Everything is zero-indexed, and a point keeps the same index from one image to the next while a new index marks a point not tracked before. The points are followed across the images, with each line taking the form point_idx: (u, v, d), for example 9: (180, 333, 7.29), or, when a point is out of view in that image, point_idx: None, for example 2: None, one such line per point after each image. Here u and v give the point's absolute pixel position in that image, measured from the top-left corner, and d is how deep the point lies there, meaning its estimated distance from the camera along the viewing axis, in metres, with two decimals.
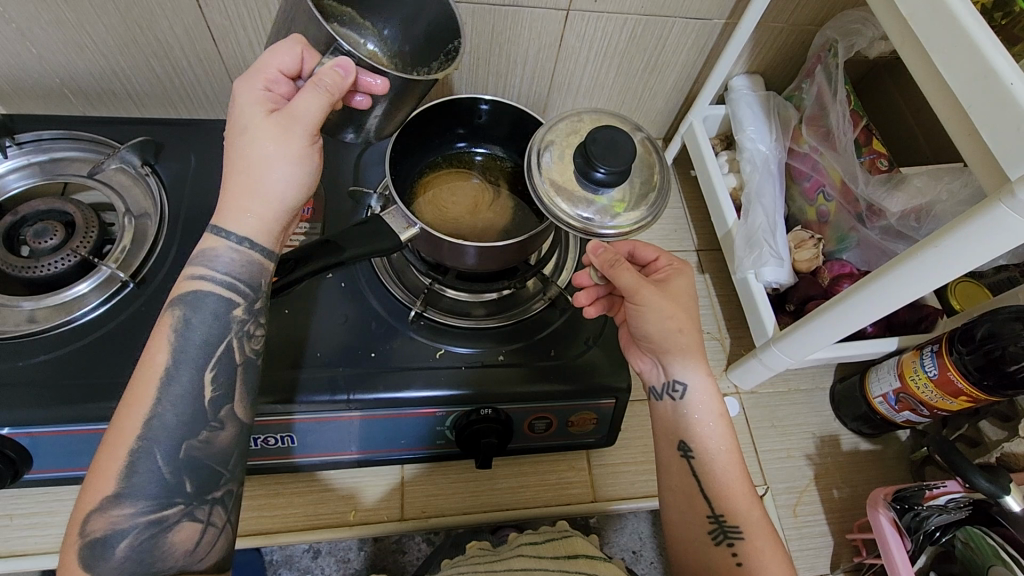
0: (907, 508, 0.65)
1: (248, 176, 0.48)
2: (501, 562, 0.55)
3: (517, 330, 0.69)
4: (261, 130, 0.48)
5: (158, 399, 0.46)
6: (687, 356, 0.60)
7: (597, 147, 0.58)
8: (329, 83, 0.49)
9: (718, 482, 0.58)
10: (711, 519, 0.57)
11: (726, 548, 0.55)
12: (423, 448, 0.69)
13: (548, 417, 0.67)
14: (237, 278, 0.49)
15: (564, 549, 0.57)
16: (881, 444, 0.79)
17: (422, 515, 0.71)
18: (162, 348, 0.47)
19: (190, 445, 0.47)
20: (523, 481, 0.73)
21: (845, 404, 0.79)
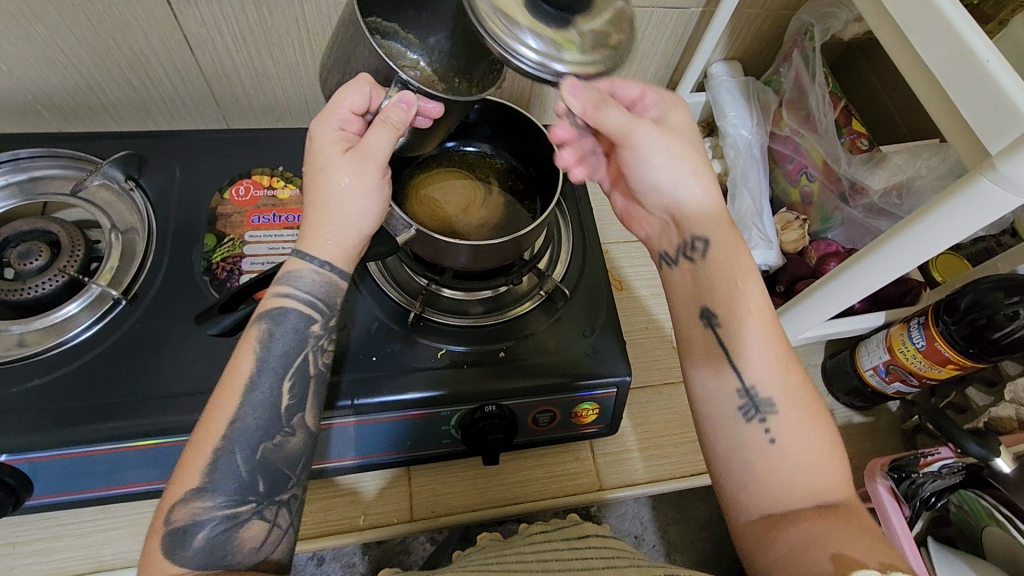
0: (904, 476, 0.67)
1: (333, 209, 0.51)
2: (513, 547, 0.57)
3: (514, 326, 0.69)
4: (342, 172, 0.50)
5: (242, 402, 0.47)
6: (697, 209, 0.56)
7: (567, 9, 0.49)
8: (395, 117, 0.50)
9: (747, 349, 0.52)
10: (740, 392, 0.51)
11: (759, 423, 0.50)
12: (429, 449, 0.69)
13: (552, 410, 0.68)
14: (318, 296, 0.52)
15: (573, 532, 0.58)
16: (874, 416, 0.81)
17: (432, 514, 0.71)
18: (249, 355, 0.49)
19: (265, 448, 0.47)
20: (529, 474, 0.74)
21: (836, 379, 0.81)
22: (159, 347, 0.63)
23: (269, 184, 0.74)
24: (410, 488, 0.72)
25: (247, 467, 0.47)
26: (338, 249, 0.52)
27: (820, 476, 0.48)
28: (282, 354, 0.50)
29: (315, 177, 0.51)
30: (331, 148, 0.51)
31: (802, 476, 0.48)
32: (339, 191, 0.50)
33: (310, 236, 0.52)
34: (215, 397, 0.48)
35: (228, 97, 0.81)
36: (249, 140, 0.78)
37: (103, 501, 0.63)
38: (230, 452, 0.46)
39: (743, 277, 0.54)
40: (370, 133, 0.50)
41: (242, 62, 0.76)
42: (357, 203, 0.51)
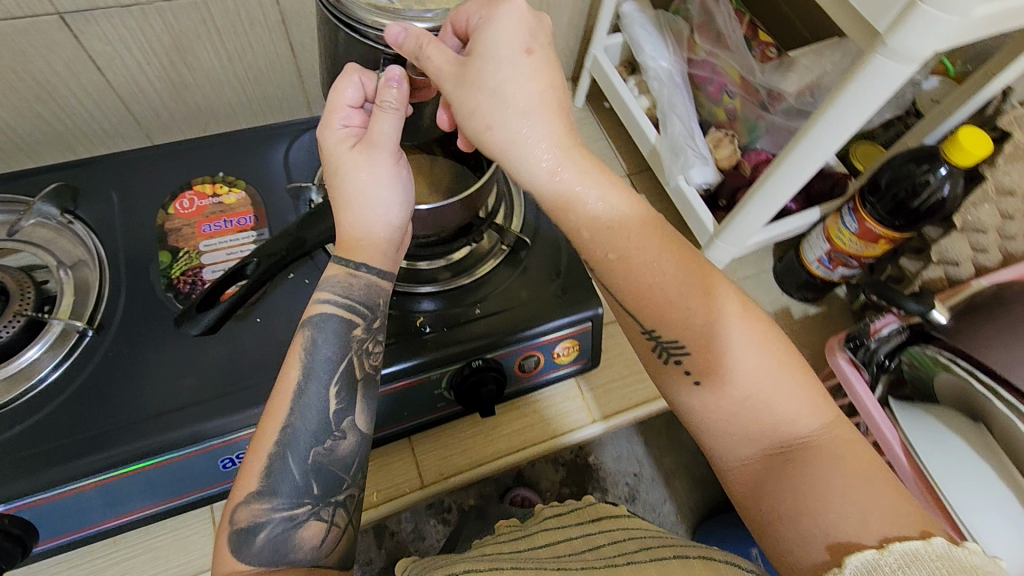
0: (860, 345, 0.74)
1: (358, 204, 0.54)
2: (528, 537, 0.58)
3: (486, 284, 0.72)
4: (360, 170, 0.53)
5: (293, 408, 0.52)
6: (522, 147, 0.48)
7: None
8: (392, 97, 0.51)
9: (649, 296, 0.50)
10: (647, 335, 0.51)
11: (676, 365, 0.50)
12: (425, 415, 0.72)
13: (536, 354, 0.71)
14: (356, 300, 0.56)
15: (586, 513, 0.61)
16: (826, 305, 0.89)
17: (440, 477, 0.73)
18: (296, 363, 0.53)
19: (316, 453, 0.52)
20: (522, 422, 0.77)
21: (787, 278, 0.88)
22: (137, 370, 0.62)
23: (213, 192, 0.74)
24: (414, 457, 0.75)
25: (301, 470, 0.51)
26: (368, 242, 0.56)
27: (779, 407, 0.48)
28: (325, 362, 0.54)
29: (336, 179, 0.55)
30: (342, 145, 0.54)
31: (742, 414, 0.48)
32: (363, 187, 0.53)
33: (347, 238, 0.56)
34: (273, 403, 0.53)
35: (148, 114, 0.79)
36: (180, 152, 0.77)
37: (115, 532, 0.63)
38: (282, 454, 0.51)
39: (617, 224, 0.50)
40: (374, 121, 0.53)
41: (156, 75, 0.74)
42: (379, 196, 0.54)
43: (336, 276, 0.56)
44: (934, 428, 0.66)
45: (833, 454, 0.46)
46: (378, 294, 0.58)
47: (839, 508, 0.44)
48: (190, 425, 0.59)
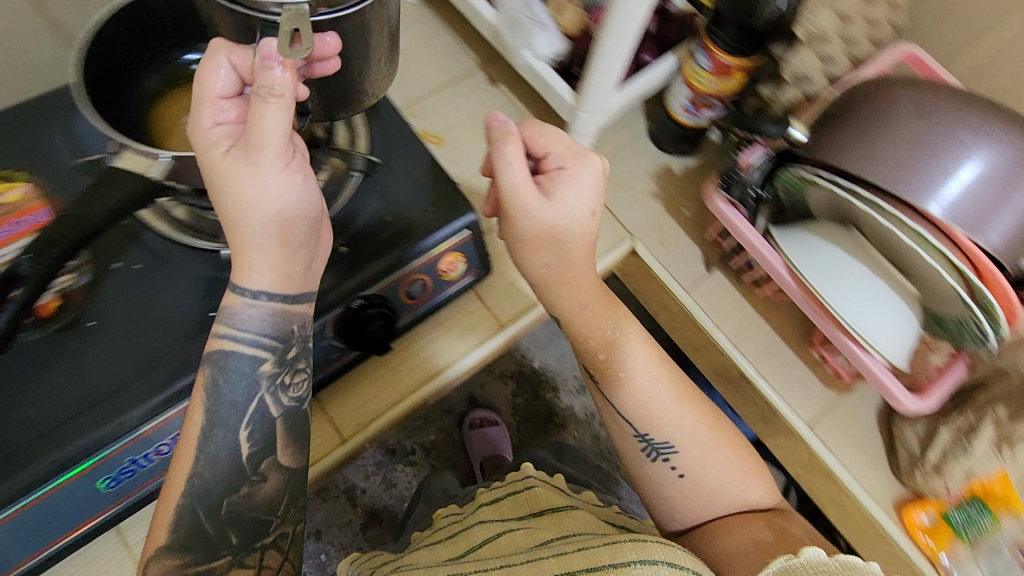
0: (732, 182, 0.71)
1: (245, 218, 0.48)
2: (466, 532, 0.63)
3: (347, 217, 0.65)
4: (238, 178, 0.47)
5: (200, 454, 0.53)
6: (567, 219, 0.56)
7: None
8: (269, 82, 0.44)
9: (612, 362, 0.61)
10: (640, 440, 0.62)
11: (662, 461, 0.61)
12: (323, 370, 0.67)
13: (420, 278, 0.67)
14: (268, 334, 0.54)
15: (529, 506, 0.65)
16: (703, 152, 0.89)
17: (359, 426, 0.70)
18: (198, 407, 0.53)
19: (229, 502, 0.54)
20: (431, 348, 0.74)
21: (662, 135, 0.87)
22: None
23: None
24: (328, 415, 0.70)
25: (213, 524, 0.54)
26: (274, 251, 0.51)
27: (732, 487, 0.62)
28: (234, 403, 0.53)
29: (217, 192, 0.48)
30: (214, 148, 0.48)
31: (720, 496, 0.62)
32: (249, 193, 0.47)
33: (240, 257, 0.51)
34: (176, 454, 0.53)
35: None
36: None
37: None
38: (190, 509, 0.53)
39: (567, 228, 0.56)
40: (257, 113, 0.45)
41: None
42: (273, 203, 0.48)
43: (232, 306, 0.53)
44: (813, 246, 0.67)
45: (783, 539, 0.56)
46: (290, 320, 0.54)
47: (733, 566, 0.54)
48: (47, 456, 0.53)
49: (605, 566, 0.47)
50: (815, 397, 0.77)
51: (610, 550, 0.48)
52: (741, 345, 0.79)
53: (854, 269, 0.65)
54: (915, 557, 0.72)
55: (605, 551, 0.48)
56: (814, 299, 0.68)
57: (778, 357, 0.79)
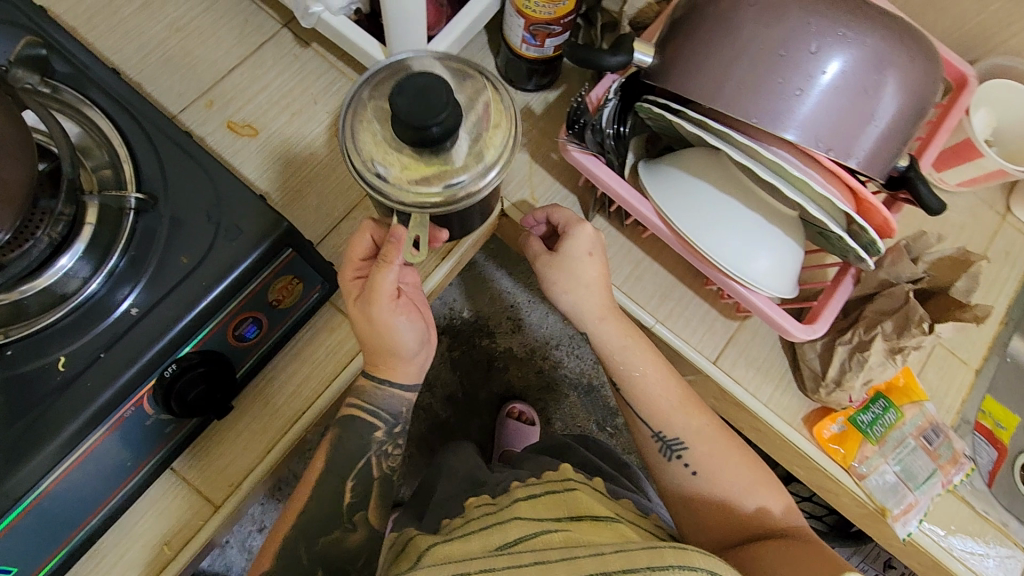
0: (584, 127, 0.63)
1: (380, 344, 0.59)
2: (499, 529, 0.57)
3: (133, 267, 0.53)
4: (375, 312, 0.56)
5: (310, 494, 0.63)
6: (575, 261, 0.65)
7: (400, 101, 0.42)
8: (390, 256, 0.54)
9: (648, 395, 0.69)
10: (655, 438, 0.68)
11: (678, 459, 0.67)
12: (164, 444, 0.58)
13: (253, 315, 0.58)
14: (395, 412, 0.64)
15: (566, 507, 0.59)
16: (564, 83, 0.78)
17: (233, 487, 0.62)
18: (321, 457, 0.64)
19: (325, 541, 0.62)
20: (297, 377, 0.65)
21: (512, 73, 0.75)
22: None
23: None
24: (191, 485, 0.61)
25: (308, 560, 0.61)
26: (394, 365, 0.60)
27: (737, 473, 0.65)
28: (348, 456, 0.64)
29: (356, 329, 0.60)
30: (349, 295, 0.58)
31: (732, 483, 0.65)
32: (384, 324, 0.57)
33: (387, 367, 0.62)
34: (302, 485, 0.64)
35: None
36: None
37: None
38: (300, 544, 0.61)
39: (628, 348, 0.69)
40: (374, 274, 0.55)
41: None
42: (401, 332, 0.58)
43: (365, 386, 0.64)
44: (683, 186, 0.60)
45: (822, 556, 0.57)
46: (402, 402, 0.64)
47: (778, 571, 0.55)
48: None
49: (642, 567, 0.45)
50: (715, 332, 0.74)
51: (649, 553, 0.46)
52: (634, 294, 0.74)
53: (725, 207, 0.59)
54: (828, 466, 0.73)
55: (644, 554, 0.47)
56: (690, 245, 0.62)
57: (673, 299, 0.74)
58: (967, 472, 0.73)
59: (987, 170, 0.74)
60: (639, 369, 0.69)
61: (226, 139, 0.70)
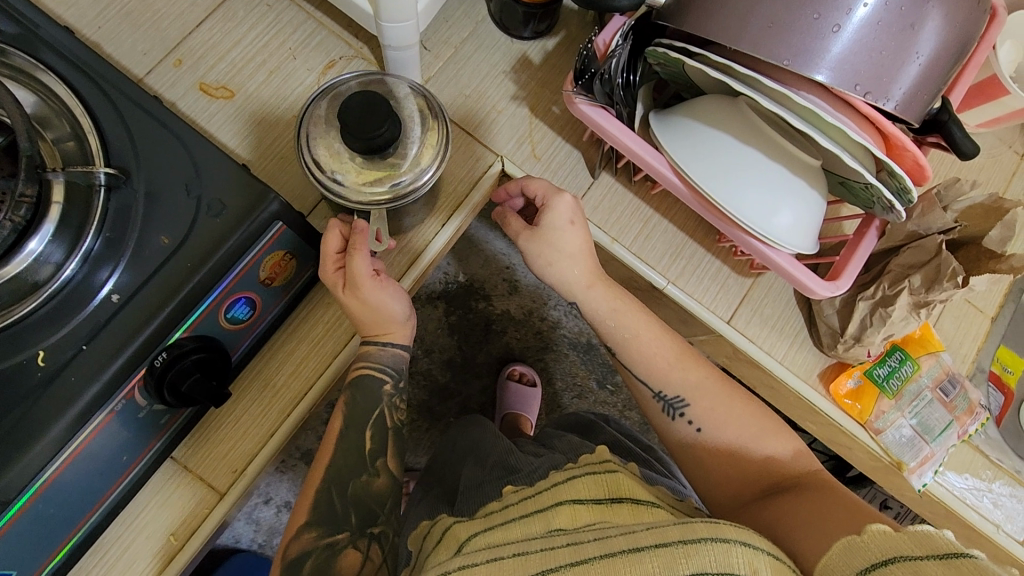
0: (592, 77, 0.57)
1: (376, 320, 0.59)
2: (543, 514, 0.55)
3: (108, 252, 0.49)
4: (368, 297, 0.57)
5: (327, 456, 0.61)
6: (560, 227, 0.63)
7: (350, 119, 0.49)
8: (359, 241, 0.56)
9: (645, 360, 0.67)
10: (657, 398, 0.67)
11: (682, 418, 0.66)
12: (160, 436, 0.54)
13: (246, 296, 0.54)
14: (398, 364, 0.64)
15: (607, 488, 0.57)
16: (563, 28, 0.72)
17: (237, 474, 0.59)
18: (337, 414, 0.63)
19: (355, 486, 0.61)
20: (296, 357, 0.62)
21: (508, 19, 0.69)
22: None
23: None
24: (193, 474, 0.59)
25: (342, 504, 0.60)
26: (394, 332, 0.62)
27: (743, 427, 0.64)
28: (365, 412, 0.62)
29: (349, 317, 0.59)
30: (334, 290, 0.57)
31: (730, 432, 0.64)
32: (376, 302, 0.58)
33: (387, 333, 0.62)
34: (324, 455, 0.62)
35: None
36: None
37: None
38: (331, 493, 0.60)
39: (624, 307, 0.67)
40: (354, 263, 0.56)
41: None
42: (394, 306, 0.60)
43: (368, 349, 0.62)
44: (702, 136, 0.56)
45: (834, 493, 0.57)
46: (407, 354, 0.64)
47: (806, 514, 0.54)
48: None
49: (675, 542, 0.46)
50: (729, 290, 0.71)
51: (681, 528, 0.47)
52: (644, 255, 0.70)
53: (746, 159, 0.55)
54: (844, 422, 0.71)
55: (676, 529, 0.47)
56: (706, 202, 0.58)
57: (685, 257, 0.71)
58: (981, 422, 0.73)
59: (1012, 110, 0.70)
60: (652, 334, 0.66)
61: (200, 102, 0.64)
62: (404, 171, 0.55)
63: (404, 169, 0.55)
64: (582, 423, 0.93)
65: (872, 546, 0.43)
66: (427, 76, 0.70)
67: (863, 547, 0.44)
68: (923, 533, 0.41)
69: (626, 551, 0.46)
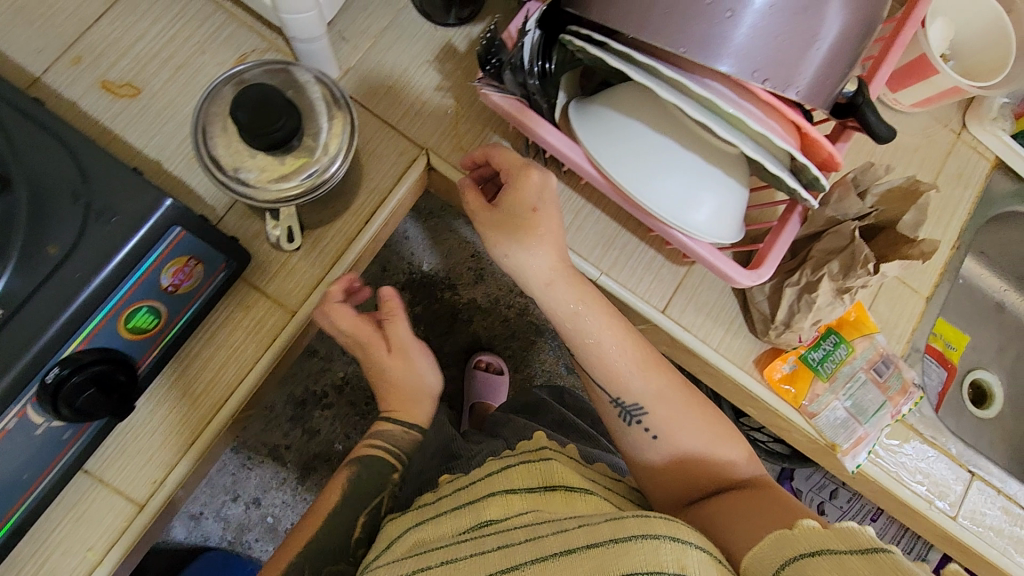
0: (498, 64, 0.57)
1: (410, 387, 0.64)
2: (471, 508, 0.54)
3: None
4: (412, 360, 0.64)
5: None
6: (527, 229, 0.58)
7: (241, 114, 0.47)
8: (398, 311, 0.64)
9: (609, 366, 0.62)
10: (615, 404, 0.62)
11: (638, 425, 0.62)
12: (66, 450, 0.52)
13: (148, 305, 0.52)
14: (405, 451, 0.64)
15: (540, 478, 0.55)
16: (488, 14, 0.70)
17: (155, 485, 0.58)
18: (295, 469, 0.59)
19: (331, 568, 0.58)
20: (214, 363, 0.61)
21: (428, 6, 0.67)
22: None
23: None
24: (111, 485, 0.57)
25: None
26: (417, 408, 0.64)
27: (700, 432, 0.61)
28: None
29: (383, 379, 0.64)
30: (378, 352, 0.63)
31: (686, 441, 0.61)
32: (415, 368, 0.64)
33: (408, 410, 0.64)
34: None
35: None
36: None
37: None
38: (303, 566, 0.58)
39: (587, 316, 0.61)
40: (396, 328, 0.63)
41: None
42: (425, 375, 0.65)
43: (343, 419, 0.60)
44: (613, 125, 0.54)
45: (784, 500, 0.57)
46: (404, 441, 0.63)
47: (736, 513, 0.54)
48: None
49: (606, 541, 0.44)
50: (662, 279, 0.70)
51: (612, 524, 0.45)
52: (576, 246, 0.69)
53: (658, 145, 0.53)
54: (779, 407, 0.72)
55: (607, 526, 0.45)
56: (624, 192, 0.57)
57: (617, 248, 0.70)
58: (915, 401, 0.73)
59: (943, 89, 0.70)
60: None
61: (103, 100, 0.61)
62: (314, 162, 0.52)
63: (314, 159, 0.52)
64: (530, 405, 0.91)
65: (802, 539, 0.44)
66: (346, 67, 0.68)
67: (793, 540, 0.44)
68: (848, 529, 0.42)
69: (559, 553, 0.45)
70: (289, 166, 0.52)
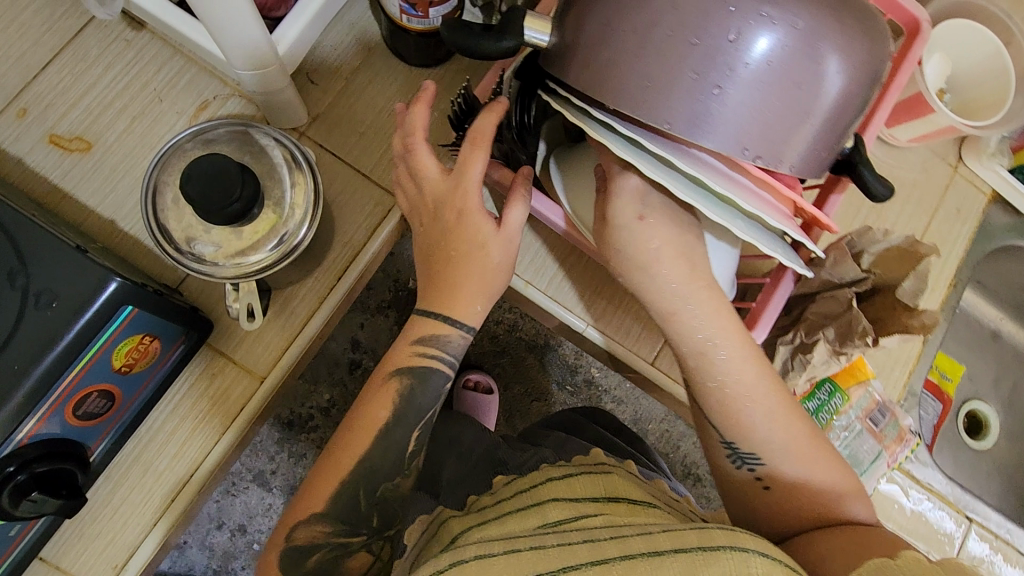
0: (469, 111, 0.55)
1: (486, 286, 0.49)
2: (535, 509, 0.44)
3: None
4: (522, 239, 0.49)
5: None
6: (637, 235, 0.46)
7: (192, 189, 0.42)
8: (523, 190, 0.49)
9: (723, 395, 0.50)
10: (725, 445, 0.51)
11: (750, 472, 0.50)
12: (14, 546, 0.49)
13: (97, 391, 0.48)
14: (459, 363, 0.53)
15: (603, 486, 0.46)
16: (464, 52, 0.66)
17: (117, 570, 0.55)
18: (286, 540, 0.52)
19: (385, 489, 0.51)
20: (178, 438, 0.58)
21: (400, 46, 0.63)
22: None
23: None
24: (69, 572, 0.55)
25: None
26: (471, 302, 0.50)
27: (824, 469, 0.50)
28: None
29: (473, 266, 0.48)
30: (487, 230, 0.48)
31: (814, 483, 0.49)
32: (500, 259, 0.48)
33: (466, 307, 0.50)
34: None
35: None
36: None
37: None
38: (357, 492, 0.50)
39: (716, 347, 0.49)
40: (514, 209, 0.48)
41: None
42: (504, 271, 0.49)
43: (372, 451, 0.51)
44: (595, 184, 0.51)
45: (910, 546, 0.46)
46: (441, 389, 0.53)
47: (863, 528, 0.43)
48: None
49: (695, 548, 0.35)
50: (654, 329, 0.67)
51: (697, 532, 0.36)
52: (561, 298, 0.67)
53: None
54: None
55: (694, 534, 0.36)
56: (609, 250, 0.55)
57: (606, 297, 0.67)
58: (912, 448, 0.71)
59: (940, 127, 0.67)
60: None
61: (51, 157, 0.57)
62: (277, 231, 0.49)
63: (277, 229, 0.49)
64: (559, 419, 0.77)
65: None
66: (315, 112, 0.64)
67: None
68: None
69: (646, 554, 0.35)
70: (248, 238, 0.48)
